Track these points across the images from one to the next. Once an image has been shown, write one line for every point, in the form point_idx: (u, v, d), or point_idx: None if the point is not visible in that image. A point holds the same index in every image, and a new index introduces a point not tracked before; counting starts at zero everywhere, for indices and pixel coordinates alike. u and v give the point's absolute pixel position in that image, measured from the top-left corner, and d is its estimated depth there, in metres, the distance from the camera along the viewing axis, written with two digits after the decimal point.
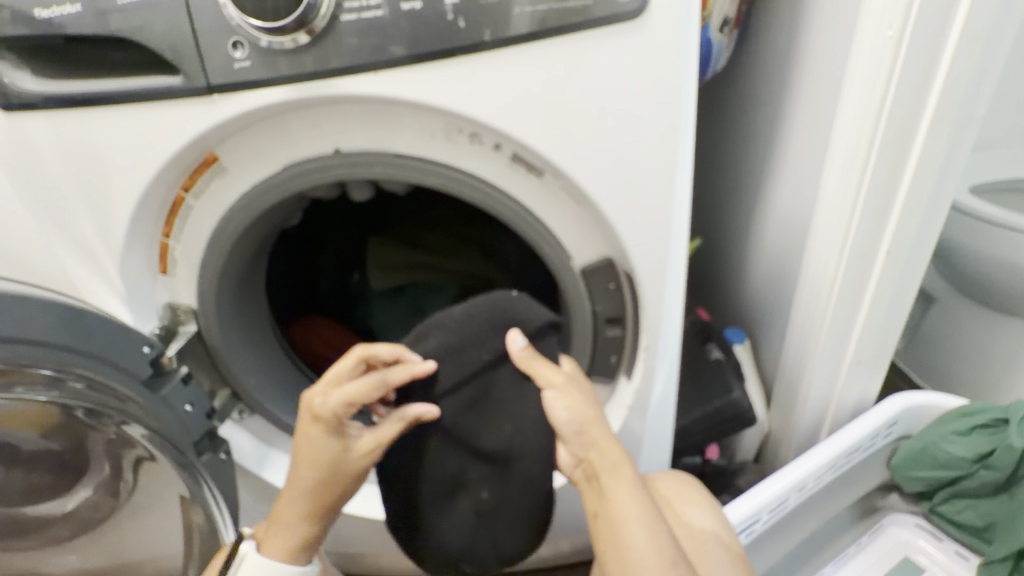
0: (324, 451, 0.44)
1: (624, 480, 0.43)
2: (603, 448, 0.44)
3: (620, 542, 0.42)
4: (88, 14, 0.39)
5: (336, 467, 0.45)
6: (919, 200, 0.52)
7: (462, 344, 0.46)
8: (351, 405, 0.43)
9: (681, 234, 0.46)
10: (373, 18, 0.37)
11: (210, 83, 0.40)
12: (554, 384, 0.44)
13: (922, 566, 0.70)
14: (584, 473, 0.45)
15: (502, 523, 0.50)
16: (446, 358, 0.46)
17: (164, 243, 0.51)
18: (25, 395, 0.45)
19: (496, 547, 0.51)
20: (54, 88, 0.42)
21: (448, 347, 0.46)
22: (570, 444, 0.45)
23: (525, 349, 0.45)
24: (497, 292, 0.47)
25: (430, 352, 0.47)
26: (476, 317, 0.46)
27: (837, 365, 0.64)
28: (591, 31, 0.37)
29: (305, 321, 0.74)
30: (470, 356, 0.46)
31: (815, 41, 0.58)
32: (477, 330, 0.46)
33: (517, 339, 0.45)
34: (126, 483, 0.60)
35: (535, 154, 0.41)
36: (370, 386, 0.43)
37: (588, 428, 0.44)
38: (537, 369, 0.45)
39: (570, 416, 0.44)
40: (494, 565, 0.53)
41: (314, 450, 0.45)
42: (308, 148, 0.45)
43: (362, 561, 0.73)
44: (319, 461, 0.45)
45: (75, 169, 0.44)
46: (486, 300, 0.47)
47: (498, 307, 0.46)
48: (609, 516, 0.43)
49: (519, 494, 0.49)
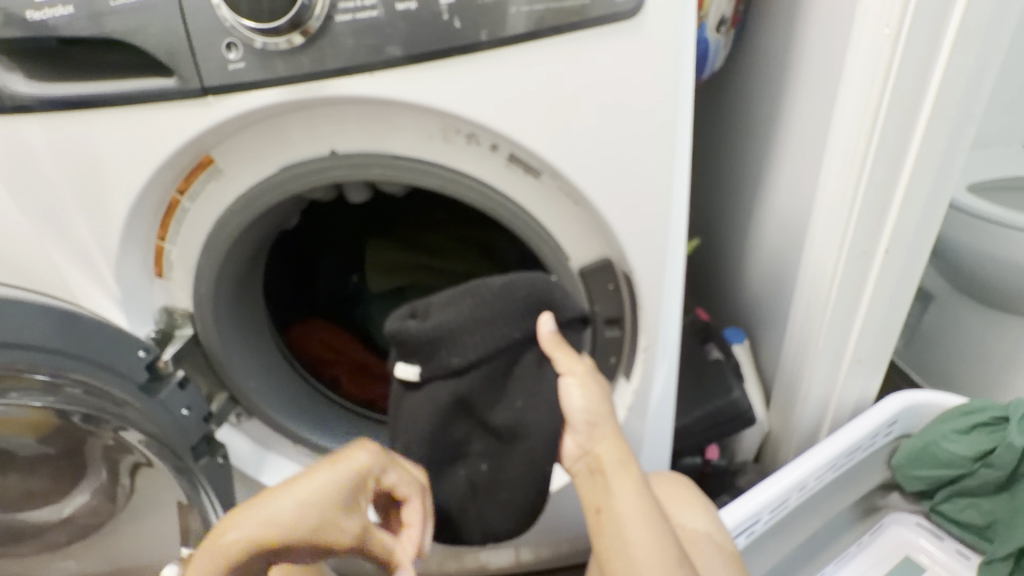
0: (331, 493, 0.42)
1: (631, 478, 0.45)
2: (611, 442, 0.45)
3: (626, 541, 0.43)
4: (82, 16, 0.39)
5: (329, 517, 0.41)
6: (918, 197, 0.52)
7: (496, 317, 0.43)
8: (382, 480, 0.45)
9: (680, 234, 0.45)
10: (369, 18, 0.37)
11: (205, 86, 0.39)
12: (575, 372, 0.45)
13: (923, 566, 0.70)
14: (586, 466, 0.46)
15: (494, 505, 0.48)
16: (475, 331, 0.43)
17: (159, 246, 0.50)
18: (21, 400, 0.45)
19: (484, 525, 0.50)
20: (48, 90, 0.42)
21: (481, 318, 0.43)
22: (577, 433, 0.46)
23: (554, 334, 0.45)
24: (537, 273, 0.44)
25: (461, 322, 0.42)
26: (515, 296, 0.43)
27: (839, 363, 0.64)
28: (589, 31, 0.37)
29: (304, 324, 0.74)
30: (502, 331, 0.43)
31: (813, 39, 0.58)
32: (512, 307, 0.43)
33: (548, 322, 0.44)
34: (123, 488, 0.60)
35: (532, 155, 0.41)
36: (411, 492, 0.46)
37: (601, 420, 0.45)
38: (560, 356, 0.45)
39: (585, 405, 0.45)
40: (478, 540, 0.51)
41: (328, 479, 0.42)
42: (306, 150, 0.45)
43: (363, 566, 0.72)
44: (314, 501, 0.41)
45: (70, 173, 0.44)
46: (528, 278, 0.44)
47: (536, 287, 0.44)
48: (614, 512, 0.44)
49: (517, 476, 0.47)
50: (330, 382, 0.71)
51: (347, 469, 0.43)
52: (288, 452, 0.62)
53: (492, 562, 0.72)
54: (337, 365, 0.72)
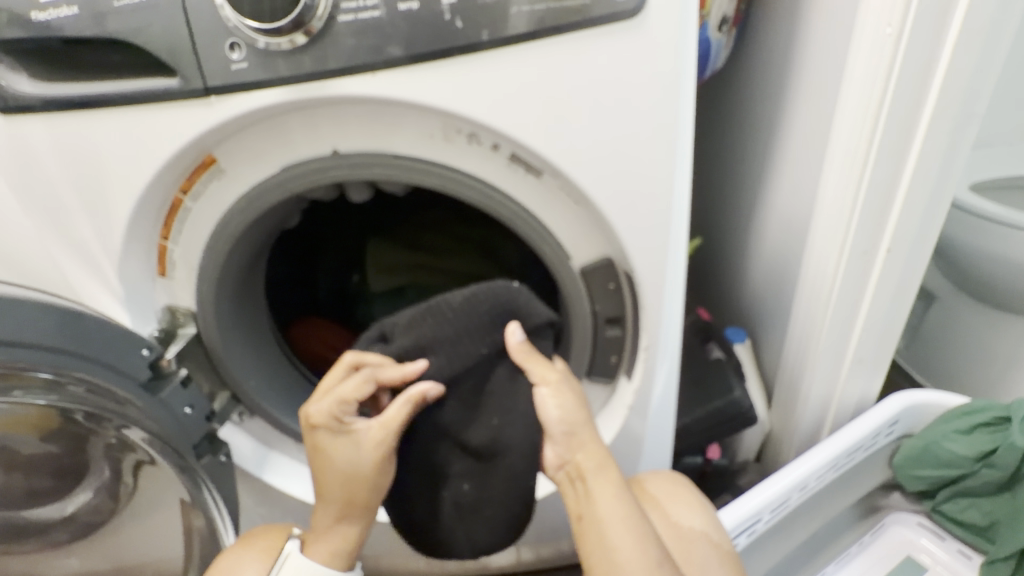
0: (338, 458, 0.45)
1: (610, 483, 0.45)
2: (590, 449, 0.45)
3: (609, 546, 0.43)
4: (85, 16, 0.39)
5: (349, 462, 0.45)
6: (921, 194, 0.52)
7: (457, 335, 0.45)
8: (344, 402, 0.45)
9: (681, 233, 0.45)
10: (370, 18, 0.37)
11: (207, 86, 0.40)
12: (548, 381, 0.45)
13: (924, 566, 0.70)
14: (567, 475, 0.46)
15: (480, 521, 0.49)
16: (440, 349, 0.45)
17: (162, 245, 0.51)
18: (23, 398, 0.46)
19: (473, 541, 0.50)
20: (51, 90, 0.42)
21: (444, 337, 0.45)
22: (556, 443, 0.46)
23: (523, 343, 0.45)
24: (496, 282, 0.46)
25: (424, 341, 0.45)
26: (476, 311, 0.45)
27: (839, 363, 0.64)
28: (591, 30, 0.37)
29: (305, 321, 0.74)
30: (467, 347, 0.45)
31: (815, 37, 0.57)
32: (477, 321, 0.45)
33: (516, 332, 0.45)
34: (126, 487, 0.60)
35: (534, 155, 0.41)
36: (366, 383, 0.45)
37: (578, 429, 0.45)
38: (531, 365, 0.45)
39: (560, 416, 0.45)
40: (468, 555, 0.51)
41: (322, 448, 0.46)
42: (308, 150, 0.45)
43: (365, 564, 0.73)
44: (337, 471, 0.46)
45: (73, 173, 0.44)
46: (489, 290, 0.45)
47: (500, 299, 0.45)
48: (596, 519, 0.44)
49: (501, 494, 0.47)
50: None
51: (323, 433, 0.45)
52: (290, 451, 0.62)
53: (494, 562, 0.72)
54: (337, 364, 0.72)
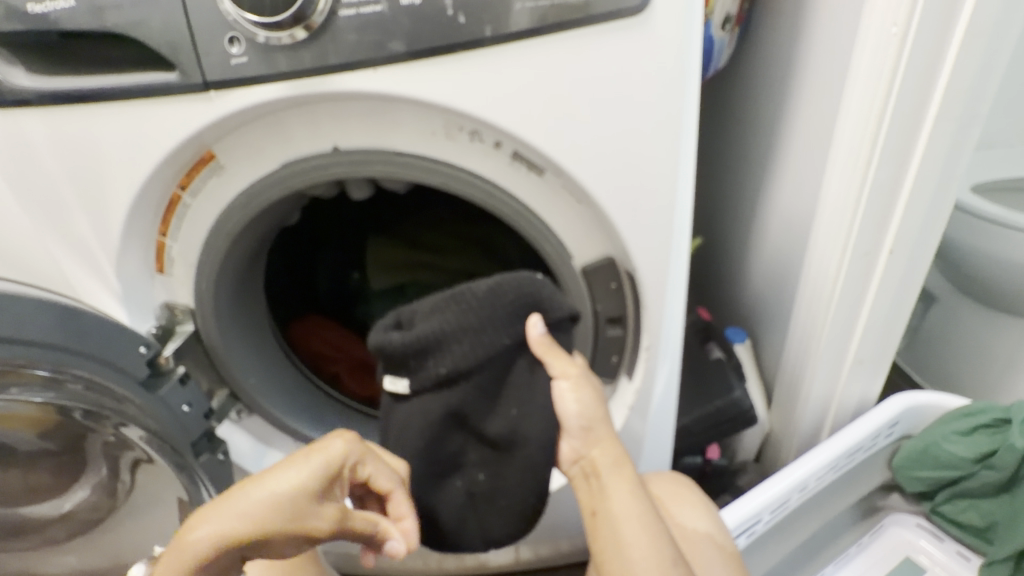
0: (307, 482, 0.40)
1: (624, 480, 0.45)
2: (606, 446, 0.46)
3: (621, 541, 0.43)
4: (83, 10, 0.39)
5: (305, 497, 0.39)
6: (924, 195, 0.52)
7: (483, 323, 0.43)
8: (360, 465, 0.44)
9: (683, 232, 0.45)
10: (372, 13, 0.37)
11: (206, 80, 0.39)
12: (569, 376, 0.45)
13: (923, 567, 0.70)
14: (581, 470, 0.47)
15: (494, 511, 0.48)
16: (461, 339, 0.43)
17: (161, 242, 0.50)
18: (20, 396, 0.46)
19: (484, 531, 0.49)
20: (48, 85, 0.41)
21: (466, 326, 0.43)
22: (572, 438, 0.47)
23: (544, 336, 0.45)
24: (517, 272, 0.44)
25: (446, 329, 0.42)
26: (501, 299, 0.43)
27: (840, 364, 0.64)
28: (594, 26, 0.37)
29: (305, 320, 0.74)
30: (491, 337, 0.43)
31: (819, 36, 0.57)
32: (501, 312, 0.43)
33: (538, 325, 0.44)
34: (123, 484, 0.60)
35: (537, 152, 0.41)
36: (392, 483, 0.44)
37: (596, 426, 0.46)
38: (552, 359, 0.45)
39: (579, 410, 0.45)
40: (479, 547, 0.50)
41: (307, 464, 0.40)
42: (307, 147, 0.44)
43: (362, 563, 0.72)
44: (287, 493, 0.39)
45: (71, 168, 0.44)
46: (514, 280, 0.43)
47: (524, 290, 0.43)
48: (609, 514, 0.44)
49: (509, 490, 0.47)
50: (331, 380, 0.71)
51: (325, 456, 0.41)
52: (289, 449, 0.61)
53: (492, 561, 0.72)
54: (337, 363, 0.71)
